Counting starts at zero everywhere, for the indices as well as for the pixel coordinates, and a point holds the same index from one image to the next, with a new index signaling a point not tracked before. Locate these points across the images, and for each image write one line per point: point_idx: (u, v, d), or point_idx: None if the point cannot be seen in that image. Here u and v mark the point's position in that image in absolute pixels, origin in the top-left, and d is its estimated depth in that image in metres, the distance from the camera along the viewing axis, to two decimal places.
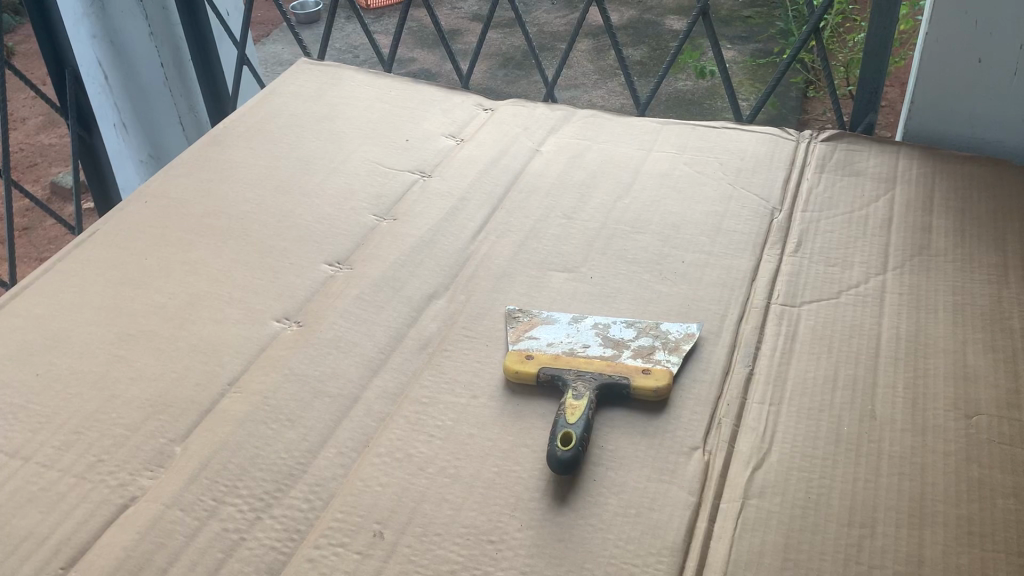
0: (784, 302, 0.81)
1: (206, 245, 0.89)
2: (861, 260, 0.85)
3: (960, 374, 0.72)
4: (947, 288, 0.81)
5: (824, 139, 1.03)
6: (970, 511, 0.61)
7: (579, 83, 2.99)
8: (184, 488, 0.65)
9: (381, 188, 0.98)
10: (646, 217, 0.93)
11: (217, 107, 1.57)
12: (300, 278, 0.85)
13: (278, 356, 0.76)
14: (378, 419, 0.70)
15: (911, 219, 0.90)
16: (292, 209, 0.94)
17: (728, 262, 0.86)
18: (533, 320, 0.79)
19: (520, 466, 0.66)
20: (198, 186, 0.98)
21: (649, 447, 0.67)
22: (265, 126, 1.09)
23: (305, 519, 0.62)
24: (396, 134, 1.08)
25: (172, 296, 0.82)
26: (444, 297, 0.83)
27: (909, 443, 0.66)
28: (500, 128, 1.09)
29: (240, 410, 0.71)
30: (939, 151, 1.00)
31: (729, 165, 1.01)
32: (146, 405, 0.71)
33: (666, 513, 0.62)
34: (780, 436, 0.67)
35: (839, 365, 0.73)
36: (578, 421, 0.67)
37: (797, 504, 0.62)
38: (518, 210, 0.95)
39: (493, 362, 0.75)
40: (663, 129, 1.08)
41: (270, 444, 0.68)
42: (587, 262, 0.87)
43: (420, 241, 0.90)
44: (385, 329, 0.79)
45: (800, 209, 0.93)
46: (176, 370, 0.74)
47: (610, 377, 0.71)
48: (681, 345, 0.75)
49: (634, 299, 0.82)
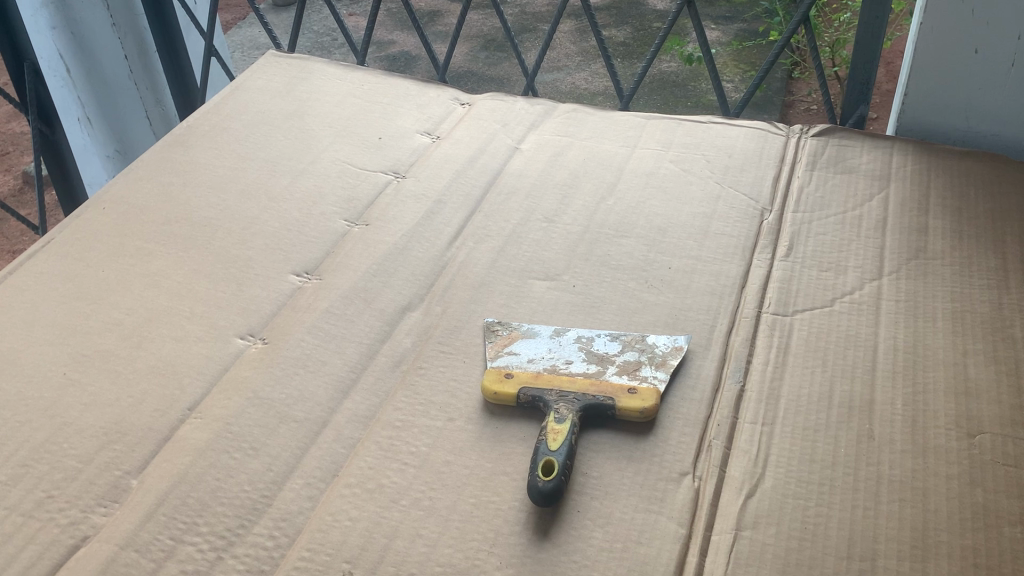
0: (776, 311, 0.77)
1: (168, 255, 0.84)
2: (855, 265, 0.81)
3: (961, 390, 0.68)
4: (946, 294, 0.78)
5: (815, 134, 0.99)
6: (976, 541, 0.58)
7: (562, 64, 2.93)
8: (139, 526, 0.60)
9: (352, 190, 0.93)
10: (631, 220, 0.89)
11: (186, 99, 1.52)
12: (267, 290, 0.80)
13: (242, 377, 0.71)
14: (348, 446, 0.66)
15: (906, 219, 0.87)
16: (259, 214, 0.90)
17: (716, 267, 0.82)
18: (512, 334, 0.75)
19: (500, 497, 0.62)
20: (159, 190, 0.93)
21: (636, 473, 0.63)
22: (231, 125, 1.04)
23: (269, 559, 0.58)
24: (369, 130, 1.03)
25: (130, 312, 0.78)
26: (418, 310, 0.79)
27: (910, 466, 0.63)
28: (478, 124, 1.04)
29: (200, 437, 0.66)
30: (934, 145, 0.97)
31: (717, 162, 0.96)
32: (100, 434, 0.67)
33: (655, 548, 0.58)
34: (774, 458, 0.64)
35: (834, 380, 0.70)
36: (561, 447, 0.63)
37: (794, 535, 0.58)
38: (497, 213, 0.90)
39: (469, 381, 0.71)
40: (647, 124, 1.04)
41: (233, 475, 0.64)
42: (570, 269, 0.83)
43: (394, 248, 0.85)
44: (356, 345, 0.74)
45: (791, 209, 0.89)
46: (133, 396, 0.70)
47: (594, 397, 0.68)
48: (668, 360, 0.72)
49: (618, 310, 0.78)
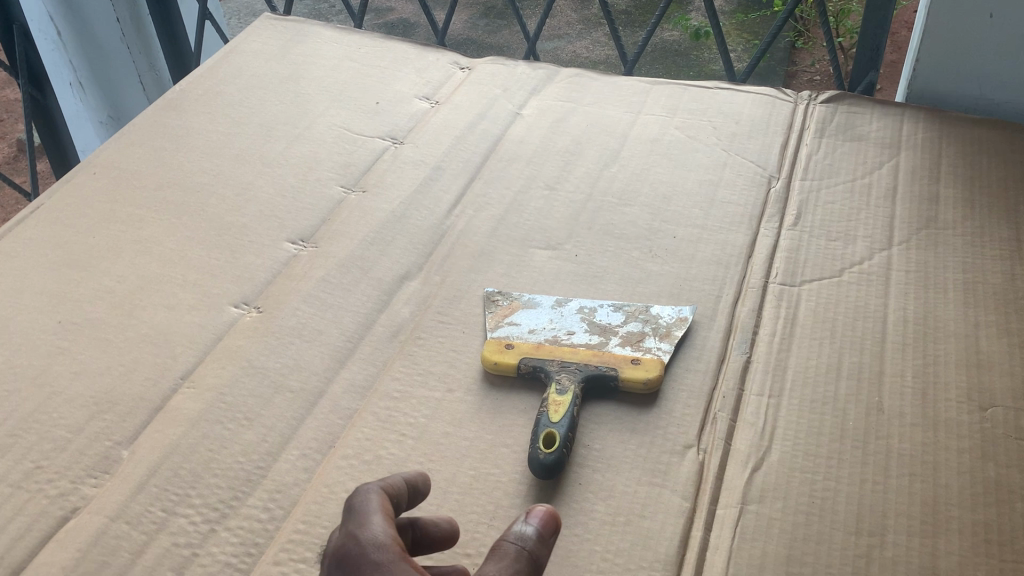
0: (783, 281, 0.75)
1: (160, 221, 0.82)
2: (864, 234, 0.79)
3: (972, 362, 0.67)
4: (957, 265, 0.76)
5: (824, 101, 0.97)
6: (987, 516, 0.56)
7: (562, 33, 2.89)
8: (130, 498, 0.59)
9: (348, 156, 0.91)
10: (635, 188, 0.87)
11: (180, 63, 1.49)
12: (261, 258, 0.78)
13: (236, 346, 0.70)
14: (344, 417, 0.65)
15: (917, 187, 0.85)
16: (253, 180, 0.87)
17: (723, 237, 0.80)
18: (513, 304, 0.73)
19: (500, 469, 0.60)
20: (151, 155, 0.91)
21: (639, 446, 0.62)
22: (224, 89, 1.01)
23: (264, 532, 0.57)
24: (366, 95, 1.00)
25: (121, 280, 0.76)
26: (416, 279, 0.77)
27: (921, 440, 0.61)
28: (478, 89, 1.02)
29: (193, 407, 0.65)
30: (946, 112, 0.94)
31: (723, 129, 0.94)
32: (90, 403, 0.65)
33: (659, 522, 0.57)
34: (781, 431, 0.62)
35: (842, 352, 0.68)
36: (562, 419, 0.61)
37: (801, 510, 0.57)
38: (498, 180, 0.88)
39: (469, 351, 0.70)
40: (652, 90, 1.01)
41: (226, 446, 0.62)
42: (572, 238, 0.81)
43: (392, 215, 0.83)
44: (353, 314, 0.73)
45: (799, 177, 0.87)
46: (124, 365, 0.68)
47: (597, 368, 0.66)
48: (673, 331, 0.70)
49: (621, 280, 0.76)
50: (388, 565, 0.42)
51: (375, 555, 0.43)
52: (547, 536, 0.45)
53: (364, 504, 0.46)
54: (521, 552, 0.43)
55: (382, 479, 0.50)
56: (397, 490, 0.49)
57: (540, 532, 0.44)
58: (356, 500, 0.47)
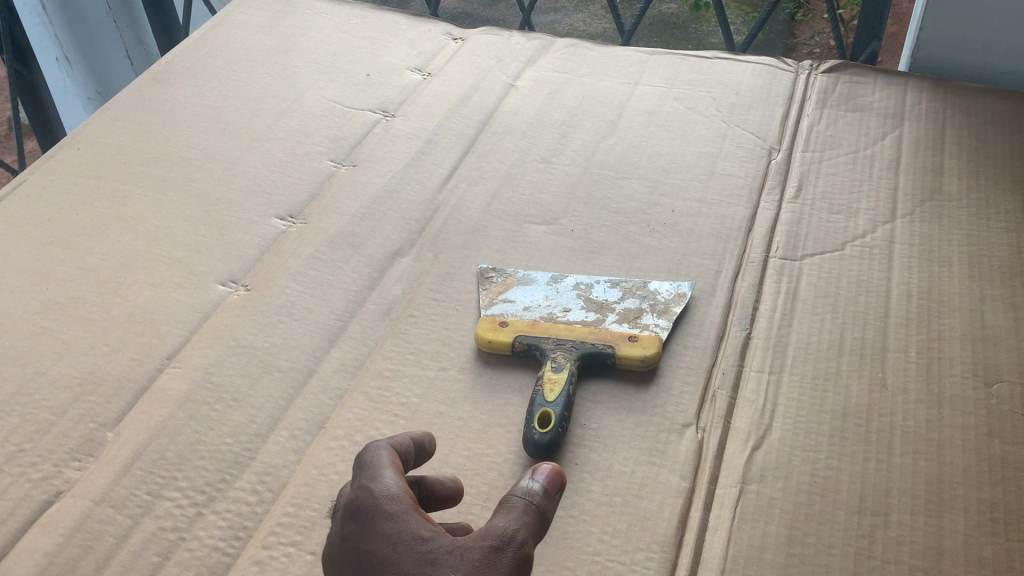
0: (784, 255, 0.73)
1: (145, 197, 0.80)
2: (867, 207, 0.78)
3: (978, 337, 0.65)
4: (962, 237, 0.74)
5: (825, 71, 0.95)
6: (993, 495, 0.55)
7: (559, 6, 2.84)
8: (115, 481, 0.57)
9: (339, 130, 0.89)
10: (632, 160, 0.85)
11: (168, 37, 1.46)
12: (249, 235, 0.76)
13: (223, 325, 0.68)
14: (335, 397, 0.63)
15: (920, 159, 0.83)
16: (241, 155, 0.85)
17: (722, 210, 0.78)
18: (507, 281, 0.72)
19: (494, 449, 0.59)
20: (137, 130, 0.89)
21: (636, 424, 0.60)
22: (211, 62, 0.99)
23: (252, 515, 0.56)
24: (357, 67, 0.98)
25: (105, 258, 0.74)
26: (409, 256, 0.75)
27: (925, 417, 0.60)
28: (472, 60, 0.99)
29: (180, 388, 0.63)
30: (951, 82, 0.92)
31: (722, 100, 0.92)
32: (74, 384, 0.64)
33: (657, 502, 0.56)
34: (781, 409, 0.61)
35: (845, 327, 0.66)
36: (558, 398, 0.60)
37: (802, 490, 0.56)
38: (492, 153, 0.86)
39: (462, 329, 0.68)
40: (649, 61, 0.99)
41: (213, 428, 0.61)
42: (568, 213, 0.79)
43: (383, 190, 0.81)
44: (344, 292, 0.71)
45: (800, 149, 0.85)
46: (108, 344, 0.66)
47: (593, 346, 0.64)
48: (671, 307, 0.68)
49: (618, 255, 0.74)
50: (397, 515, 0.42)
51: (385, 506, 0.43)
52: (553, 492, 0.44)
53: (374, 459, 0.46)
54: (530, 505, 0.42)
55: (391, 438, 0.50)
56: (404, 448, 0.50)
57: (546, 489, 0.43)
58: (365, 455, 0.47)
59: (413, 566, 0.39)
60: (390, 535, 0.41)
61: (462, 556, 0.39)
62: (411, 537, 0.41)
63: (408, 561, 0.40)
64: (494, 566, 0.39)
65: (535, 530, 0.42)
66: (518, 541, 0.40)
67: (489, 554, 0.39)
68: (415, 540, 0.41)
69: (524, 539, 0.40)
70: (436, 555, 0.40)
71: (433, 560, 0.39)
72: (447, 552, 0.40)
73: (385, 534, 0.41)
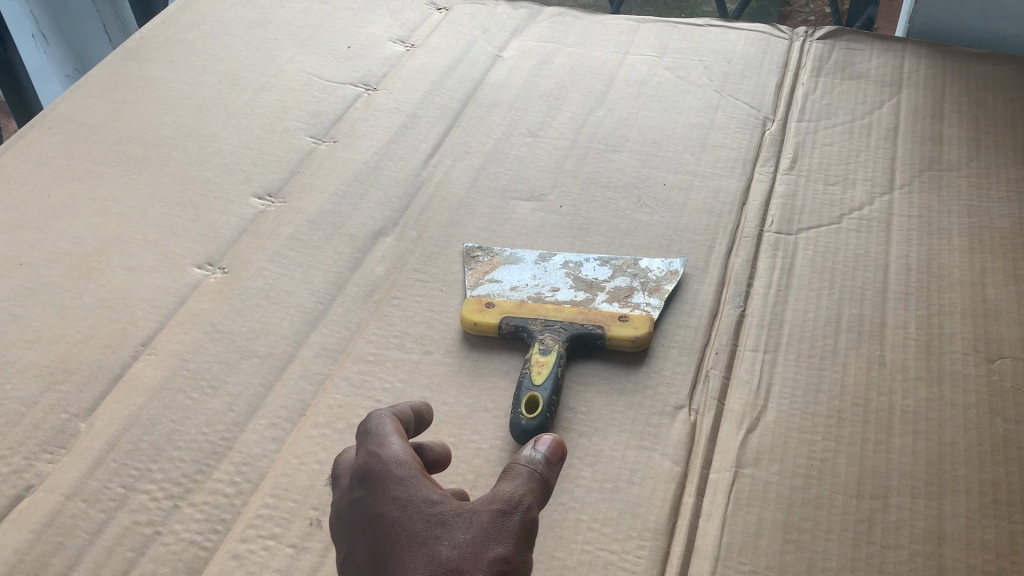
0: (779, 229, 0.71)
1: (119, 177, 0.77)
2: (864, 178, 0.75)
3: (979, 311, 0.63)
4: (962, 208, 0.72)
5: (820, 38, 0.92)
6: (996, 475, 0.53)
7: None
8: (88, 474, 0.55)
9: (319, 105, 0.86)
10: (622, 133, 0.82)
11: (145, 10, 1.42)
12: (226, 216, 0.74)
13: (199, 310, 0.66)
14: (315, 382, 0.61)
15: (919, 127, 0.80)
16: (217, 132, 0.83)
17: (715, 183, 0.76)
18: (493, 260, 0.69)
19: (481, 436, 0.57)
20: (110, 107, 0.86)
21: (627, 408, 0.58)
22: (187, 36, 0.96)
23: (230, 507, 0.54)
24: (337, 40, 0.95)
25: (77, 241, 0.71)
26: (392, 235, 0.72)
27: (925, 395, 0.58)
28: (456, 31, 0.96)
29: (155, 375, 0.61)
30: (950, 48, 0.90)
31: (715, 68, 0.89)
32: (44, 374, 0.61)
33: (648, 488, 0.54)
34: (777, 390, 0.59)
35: (842, 303, 0.64)
36: (545, 381, 0.58)
37: (799, 473, 0.54)
38: (478, 127, 0.84)
39: (447, 311, 0.66)
40: (639, 29, 0.96)
41: (190, 417, 0.59)
42: (556, 188, 0.77)
43: (365, 167, 0.79)
44: (325, 273, 0.69)
45: (795, 118, 0.82)
46: (80, 332, 0.64)
47: (582, 326, 0.62)
48: (663, 285, 0.66)
49: (608, 232, 0.72)
50: (406, 479, 0.40)
51: (394, 470, 0.41)
52: (555, 462, 0.42)
53: (378, 425, 0.44)
54: (533, 473, 0.41)
55: (391, 406, 0.48)
56: (406, 418, 0.47)
57: (549, 458, 0.42)
58: (368, 422, 0.45)
59: (424, 528, 0.38)
60: (400, 498, 0.39)
61: (471, 518, 0.38)
62: (421, 499, 0.39)
63: (419, 523, 0.38)
64: (504, 529, 0.37)
65: (538, 497, 0.40)
66: (524, 506, 0.39)
67: (498, 518, 0.38)
68: (425, 503, 0.39)
69: (530, 505, 0.39)
70: (447, 517, 0.38)
71: (444, 522, 0.38)
72: (458, 515, 0.38)
73: (396, 497, 0.40)
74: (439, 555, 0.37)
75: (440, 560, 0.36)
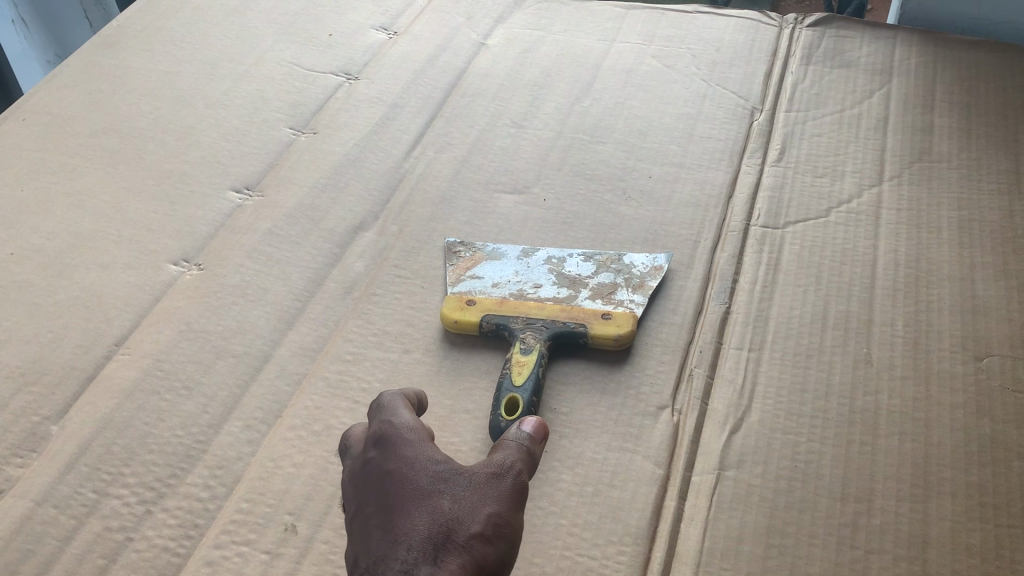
0: (766, 223, 0.70)
1: (94, 171, 0.76)
2: (853, 169, 0.74)
3: (967, 308, 0.62)
4: (952, 201, 0.71)
5: (810, 24, 0.91)
6: (982, 477, 0.52)
7: None
8: (59, 479, 0.54)
9: (299, 95, 0.84)
10: (608, 123, 0.81)
11: None
12: (203, 210, 0.72)
13: (174, 308, 0.64)
14: (292, 382, 0.60)
15: (909, 116, 0.79)
16: (195, 123, 0.81)
17: (701, 175, 0.75)
18: (475, 255, 0.68)
19: (460, 438, 0.56)
20: (86, 98, 0.84)
21: (609, 408, 0.57)
22: (165, 24, 0.94)
23: (204, 512, 0.53)
24: (319, 28, 0.93)
25: (51, 237, 0.70)
26: (372, 229, 0.71)
27: (911, 395, 0.57)
28: (440, 18, 0.95)
29: (128, 376, 0.60)
30: (941, 35, 0.88)
31: (703, 57, 0.88)
32: (16, 375, 0.60)
33: (630, 491, 0.53)
34: (761, 389, 0.58)
35: (828, 299, 0.63)
36: (526, 382, 0.57)
37: (782, 475, 0.53)
38: (461, 117, 0.82)
39: (428, 308, 0.65)
40: (626, 16, 0.94)
41: (164, 419, 0.57)
42: (540, 180, 0.75)
43: (346, 159, 0.77)
44: (303, 270, 0.67)
45: (784, 108, 0.81)
46: (52, 331, 0.63)
47: (565, 324, 0.61)
48: (647, 281, 0.65)
49: (592, 226, 0.71)
50: (414, 442, 0.42)
51: (405, 435, 0.42)
52: (540, 440, 0.44)
53: (391, 400, 0.45)
54: (525, 445, 0.43)
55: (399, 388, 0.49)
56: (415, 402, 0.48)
57: (534, 434, 0.43)
58: (381, 398, 0.46)
59: (428, 483, 0.39)
60: (407, 457, 0.41)
61: (471, 477, 0.40)
62: (427, 459, 0.41)
63: (423, 478, 0.40)
64: (499, 488, 0.39)
65: (527, 466, 0.42)
66: (517, 471, 0.41)
67: (494, 479, 0.40)
68: (430, 462, 0.41)
69: (521, 470, 0.41)
70: (449, 475, 0.40)
71: (446, 479, 0.40)
72: (458, 473, 0.40)
73: (403, 456, 0.41)
74: (441, 507, 0.38)
75: (441, 511, 0.38)
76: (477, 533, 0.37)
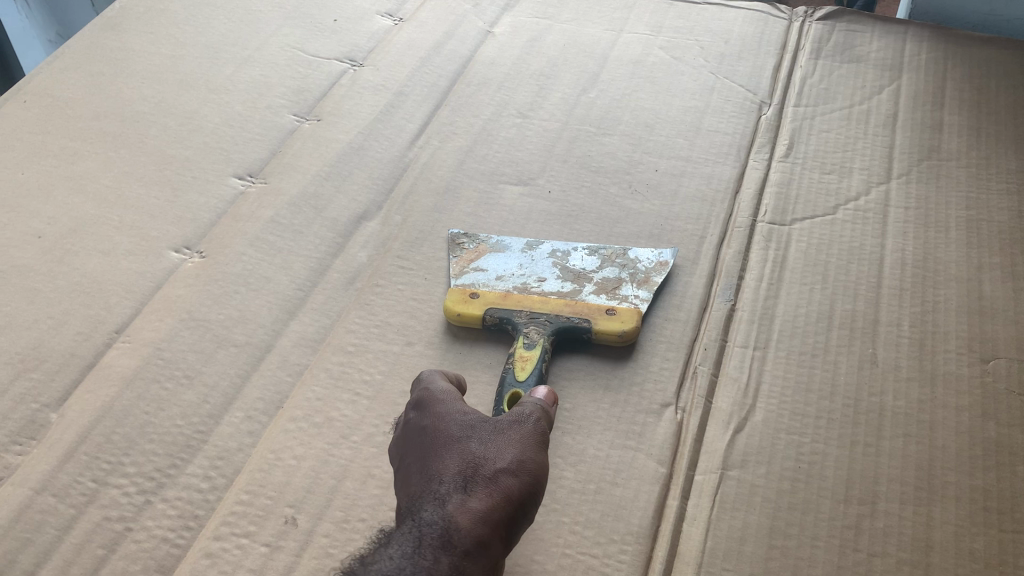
0: (773, 220, 0.69)
1: (95, 154, 0.75)
2: (861, 166, 0.73)
3: (974, 309, 0.62)
4: (960, 200, 0.70)
5: (820, 18, 0.90)
6: (986, 481, 0.52)
7: None
8: (58, 468, 0.54)
9: (303, 81, 0.83)
10: (615, 114, 0.80)
11: None
12: (205, 196, 0.72)
13: (175, 296, 0.64)
14: (294, 373, 0.59)
15: (919, 113, 0.78)
16: (198, 108, 0.80)
17: (708, 169, 0.74)
18: (479, 247, 0.67)
19: None
20: (88, 80, 0.83)
21: (612, 405, 0.57)
22: (169, 7, 0.93)
23: (204, 503, 0.52)
24: (324, 13, 0.92)
25: (51, 222, 0.69)
26: (375, 219, 0.71)
27: (916, 397, 0.56)
28: (447, 5, 0.94)
29: (128, 365, 0.59)
30: (952, 31, 0.87)
31: (711, 49, 0.87)
32: (15, 361, 0.59)
33: (632, 489, 0.52)
34: (765, 389, 0.57)
35: (834, 299, 0.63)
36: (529, 378, 0.56)
37: (786, 476, 0.53)
38: (467, 106, 0.81)
39: (431, 300, 0.64)
40: (635, 6, 0.94)
41: (165, 408, 0.57)
42: (546, 172, 0.74)
43: (349, 147, 0.76)
44: (305, 259, 0.67)
45: (792, 102, 0.80)
46: (53, 318, 0.62)
47: (569, 319, 0.60)
48: (652, 277, 0.64)
49: (597, 219, 0.70)
50: (446, 400, 0.48)
51: (438, 394, 0.49)
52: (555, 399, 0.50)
53: (426, 371, 0.52)
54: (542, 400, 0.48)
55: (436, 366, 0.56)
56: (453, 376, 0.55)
57: (545, 396, 0.49)
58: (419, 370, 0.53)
59: (457, 429, 0.45)
60: (440, 411, 0.47)
61: (495, 424, 0.46)
62: (457, 411, 0.47)
63: (453, 426, 0.46)
64: (521, 431, 0.45)
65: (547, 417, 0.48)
66: (536, 418, 0.46)
67: (515, 425, 0.45)
68: (460, 414, 0.47)
69: (540, 417, 0.47)
70: (475, 423, 0.46)
71: (473, 426, 0.46)
72: (483, 422, 0.46)
73: (435, 411, 0.47)
74: (468, 448, 0.44)
75: (469, 451, 0.44)
76: (503, 468, 0.43)
